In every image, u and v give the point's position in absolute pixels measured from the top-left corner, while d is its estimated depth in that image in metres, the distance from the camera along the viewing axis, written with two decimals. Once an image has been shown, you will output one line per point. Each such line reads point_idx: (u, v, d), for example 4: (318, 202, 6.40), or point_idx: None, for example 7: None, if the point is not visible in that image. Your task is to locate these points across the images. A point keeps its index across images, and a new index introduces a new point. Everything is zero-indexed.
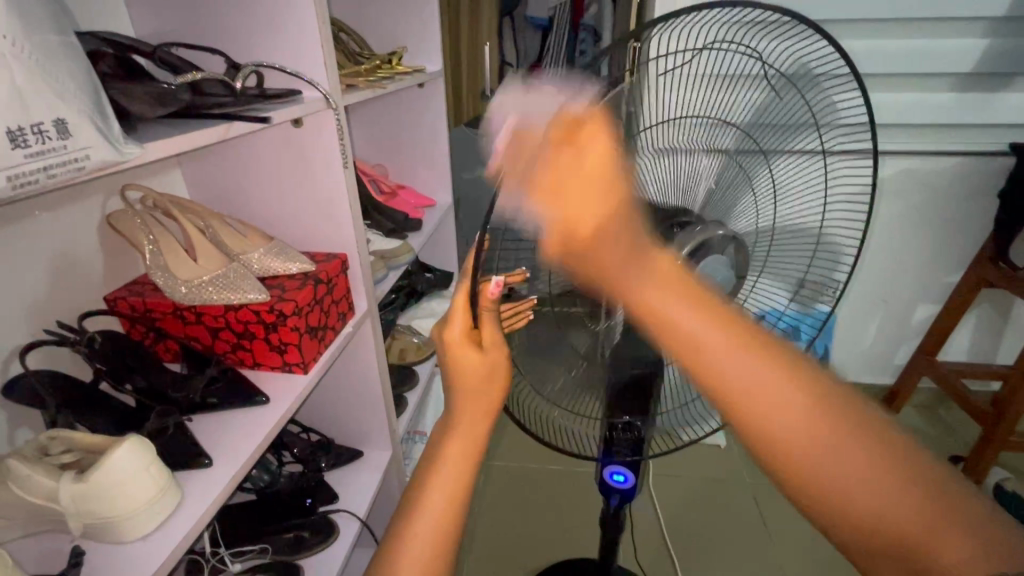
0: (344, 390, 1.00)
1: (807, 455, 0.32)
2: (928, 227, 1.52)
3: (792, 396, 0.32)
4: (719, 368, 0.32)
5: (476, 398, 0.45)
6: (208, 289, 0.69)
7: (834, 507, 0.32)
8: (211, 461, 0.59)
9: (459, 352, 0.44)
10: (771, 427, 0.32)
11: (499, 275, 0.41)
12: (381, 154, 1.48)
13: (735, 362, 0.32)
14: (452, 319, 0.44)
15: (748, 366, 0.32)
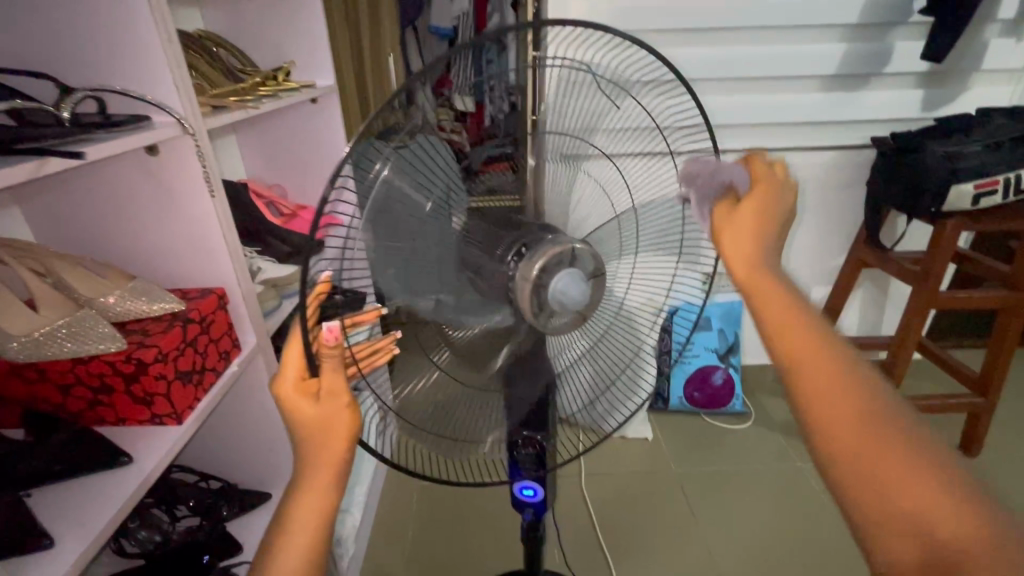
0: (240, 432, 0.93)
1: (860, 438, 0.42)
2: (811, 216, 1.65)
3: (853, 395, 0.43)
4: (803, 356, 0.46)
5: (320, 446, 0.50)
6: (53, 342, 0.61)
7: (870, 474, 0.40)
8: (54, 540, 0.52)
9: (294, 401, 0.49)
10: (829, 403, 0.43)
11: (333, 321, 0.46)
12: (278, 174, 1.40)
13: (821, 355, 0.45)
14: (286, 370, 0.49)
15: (831, 368, 0.45)
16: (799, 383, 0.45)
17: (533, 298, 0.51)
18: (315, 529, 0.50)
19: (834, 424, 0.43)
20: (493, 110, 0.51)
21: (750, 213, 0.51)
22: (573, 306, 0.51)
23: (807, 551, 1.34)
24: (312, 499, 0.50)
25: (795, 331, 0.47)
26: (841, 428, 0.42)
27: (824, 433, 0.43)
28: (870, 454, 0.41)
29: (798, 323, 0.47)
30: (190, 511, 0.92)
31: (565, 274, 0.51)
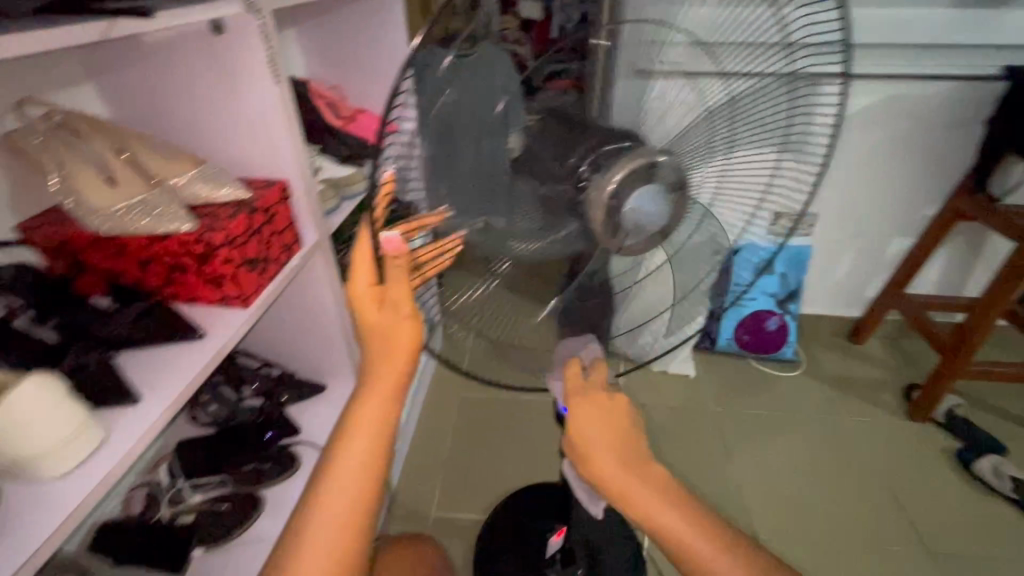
0: (300, 326, 0.97)
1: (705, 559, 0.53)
2: (911, 158, 1.48)
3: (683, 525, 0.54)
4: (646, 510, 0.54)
5: (385, 350, 0.51)
6: (128, 217, 0.63)
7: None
8: (139, 397, 0.57)
9: (365, 303, 0.50)
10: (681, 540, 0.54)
11: (393, 231, 0.44)
12: (339, 74, 1.35)
13: (654, 503, 0.55)
14: (357, 276, 0.49)
15: (663, 509, 0.54)
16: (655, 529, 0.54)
17: (606, 220, 0.47)
18: (382, 421, 0.53)
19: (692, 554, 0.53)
20: (561, 20, 0.52)
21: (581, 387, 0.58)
22: (649, 225, 0.48)
23: (841, 501, 1.34)
24: (380, 393, 0.53)
25: (658, 517, 0.54)
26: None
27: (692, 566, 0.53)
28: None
29: (661, 503, 0.54)
30: (255, 392, 0.99)
31: (642, 191, 0.46)
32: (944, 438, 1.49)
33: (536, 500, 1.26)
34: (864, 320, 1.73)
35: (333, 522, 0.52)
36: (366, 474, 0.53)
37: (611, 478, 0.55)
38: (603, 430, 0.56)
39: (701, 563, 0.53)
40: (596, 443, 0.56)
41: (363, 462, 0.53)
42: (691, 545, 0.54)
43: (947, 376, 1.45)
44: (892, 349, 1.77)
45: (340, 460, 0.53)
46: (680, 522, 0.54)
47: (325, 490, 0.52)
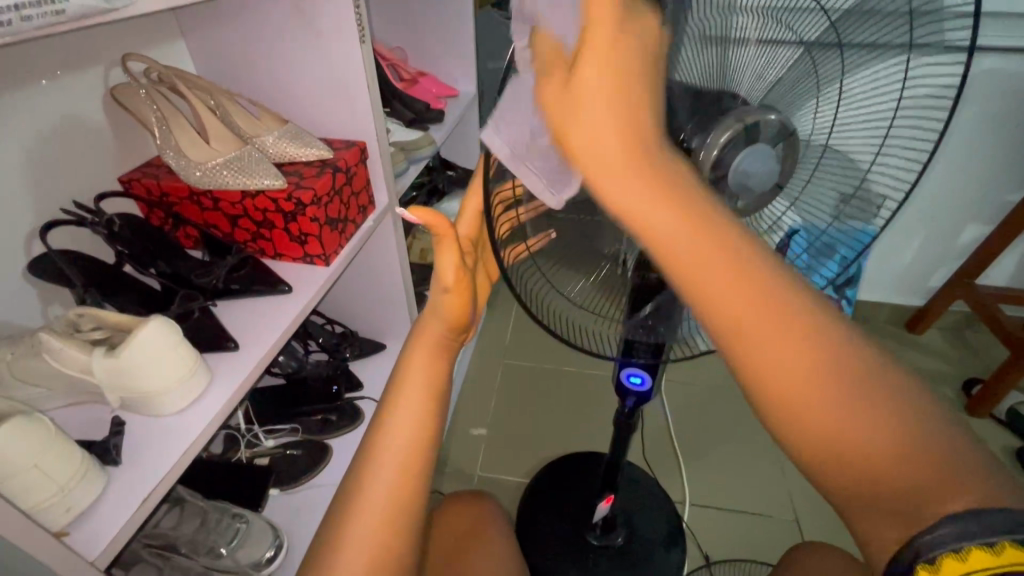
0: (365, 286, 1.00)
1: (767, 352, 0.32)
2: (1000, 139, 1.38)
3: (730, 270, 0.32)
4: (655, 237, 0.33)
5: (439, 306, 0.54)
6: (223, 174, 0.65)
7: (797, 405, 0.31)
8: (237, 345, 0.60)
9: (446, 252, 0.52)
10: (719, 306, 0.32)
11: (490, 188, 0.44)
12: (401, 36, 1.33)
13: (665, 223, 0.33)
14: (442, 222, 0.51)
15: (690, 237, 0.33)
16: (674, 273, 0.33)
17: (709, 184, 0.47)
18: (434, 370, 0.52)
19: (746, 332, 0.32)
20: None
21: (600, 40, 0.34)
22: (757, 186, 0.48)
23: None
24: (431, 345, 0.53)
25: (683, 246, 0.33)
26: (779, 366, 0.31)
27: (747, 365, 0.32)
28: (798, 375, 0.31)
29: (681, 222, 0.33)
30: (320, 347, 1.03)
31: (749, 150, 0.46)
32: (1003, 436, 1.44)
33: (579, 468, 1.28)
34: (925, 309, 1.66)
35: (392, 467, 0.47)
36: (423, 419, 0.49)
37: (583, 154, 0.34)
38: (601, 116, 0.34)
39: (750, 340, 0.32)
40: (580, 127, 0.34)
41: (417, 406, 0.50)
42: (738, 306, 0.32)
43: (1014, 372, 1.39)
44: (953, 340, 1.70)
45: (393, 405, 0.50)
46: (719, 266, 0.32)
47: (381, 435, 0.48)
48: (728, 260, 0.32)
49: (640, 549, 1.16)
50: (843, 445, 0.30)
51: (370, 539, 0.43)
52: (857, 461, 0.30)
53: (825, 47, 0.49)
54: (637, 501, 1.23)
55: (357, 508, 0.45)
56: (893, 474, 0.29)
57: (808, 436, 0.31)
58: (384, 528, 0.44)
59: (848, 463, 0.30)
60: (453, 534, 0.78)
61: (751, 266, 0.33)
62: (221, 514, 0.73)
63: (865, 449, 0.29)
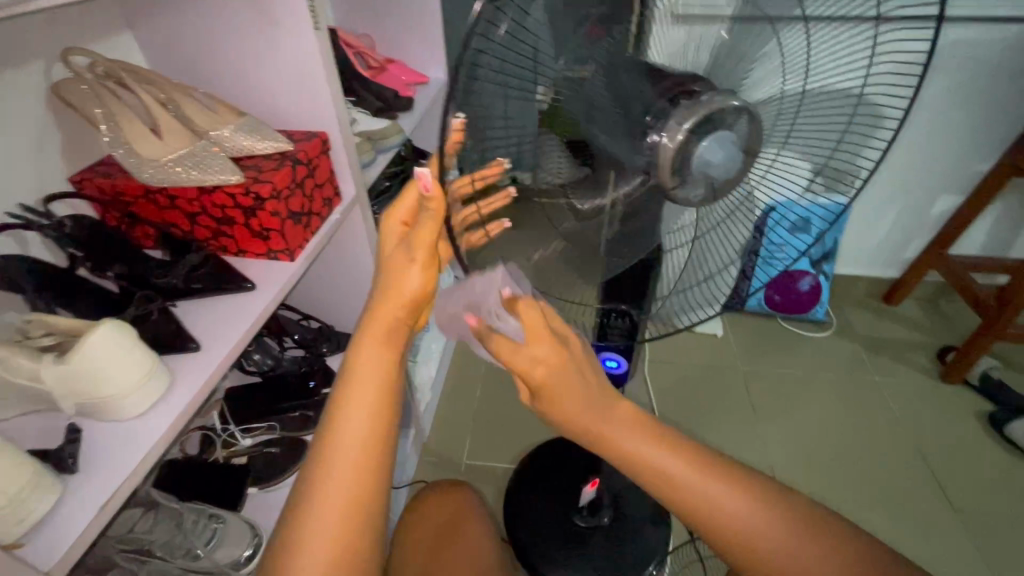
0: (337, 279, 0.98)
1: (731, 524, 0.48)
2: (968, 109, 1.39)
3: (689, 469, 0.49)
4: (635, 460, 0.49)
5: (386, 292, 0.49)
6: (176, 170, 0.64)
7: (760, 553, 0.48)
8: (199, 345, 0.59)
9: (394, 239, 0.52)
10: (696, 496, 0.48)
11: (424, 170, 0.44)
12: (365, 21, 1.30)
13: (639, 445, 0.50)
14: (398, 206, 0.51)
15: (654, 445, 0.50)
16: (652, 479, 0.50)
17: (673, 172, 0.47)
18: (383, 365, 0.49)
19: (716, 514, 0.48)
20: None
21: (543, 334, 0.50)
22: (722, 176, 0.47)
23: (867, 460, 1.34)
24: (378, 336, 0.49)
25: (657, 459, 0.49)
26: (719, 523, 0.48)
27: (717, 531, 0.48)
28: (742, 527, 0.48)
29: (651, 442, 0.50)
30: (296, 343, 1.01)
31: (713, 138, 0.45)
32: (978, 401, 1.47)
33: (565, 452, 1.29)
34: (900, 281, 1.69)
35: (343, 478, 0.45)
36: (376, 414, 0.48)
37: (571, 411, 0.50)
38: (566, 378, 0.50)
39: (710, 517, 0.48)
40: (563, 390, 0.50)
41: (365, 410, 0.47)
42: (701, 490, 0.48)
43: (985, 339, 1.42)
44: (928, 310, 1.73)
45: (340, 411, 0.47)
46: (681, 462, 0.49)
47: (328, 446, 0.46)
48: (689, 464, 0.49)
49: (628, 528, 1.17)
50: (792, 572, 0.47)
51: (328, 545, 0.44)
52: None
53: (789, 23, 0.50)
54: (624, 481, 1.24)
55: (308, 515, 0.44)
56: None
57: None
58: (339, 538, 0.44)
59: None
60: (433, 523, 0.78)
61: (701, 456, 0.50)
62: (198, 514, 0.72)
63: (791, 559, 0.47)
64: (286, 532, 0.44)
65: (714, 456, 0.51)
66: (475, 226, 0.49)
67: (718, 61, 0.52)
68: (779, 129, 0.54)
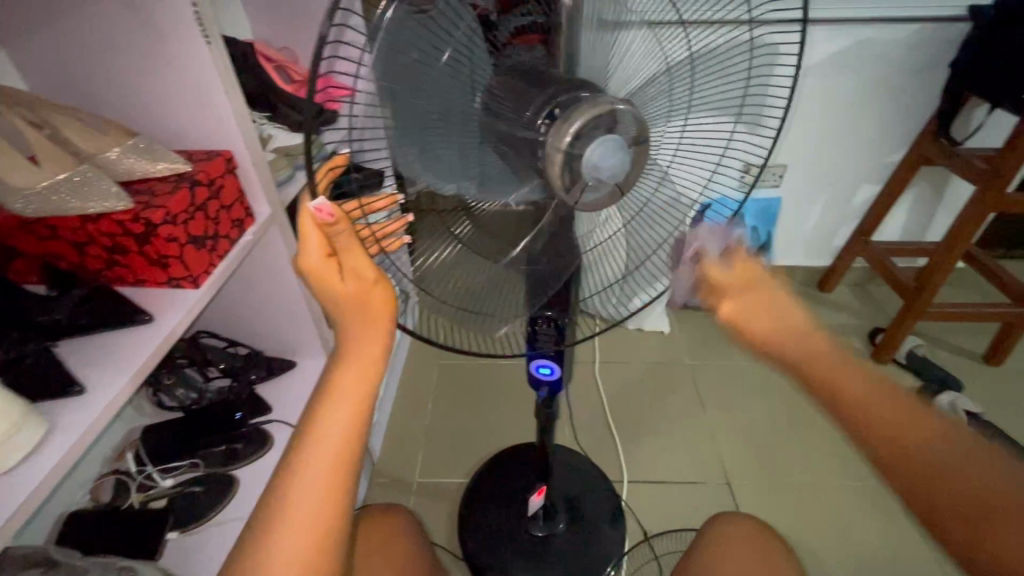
0: (261, 303, 0.92)
1: (884, 430, 0.54)
2: (880, 103, 1.47)
3: (860, 384, 0.56)
4: (814, 367, 0.58)
5: (359, 320, 0.50)
6: (63, 197, 0.58)
7: (910, 458, 0.53)
8: (84, 387, 0.55)
9: (323, 272, 0.49)
10: (856, 400, 0.55)
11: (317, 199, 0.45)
12: (284, 32, 1.16)
13: (815, 359, 0.58)
14: (307, 249, 0.48)
15: (835, 363, 0.58)
16: (824, 386, 0.57)
17: (564, 176, 0.46)
18: (365, 386, 0.50)
19: (871, 421, 0.54)
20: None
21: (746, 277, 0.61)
22: (612, 181, 0.47)
23: (809, 443, 1.39)
24: (362, 360, 0.50)
25: (850, 388, 0.56)
26: (871, 423, 0.54)
27: (867, 433, 0.55)
28: (931, 457, 0.52)
29: (849, 373, 0.56)
30: (221, 372, 0.95)
31: (601, 141, 0.45)
32: (907, 378, 1.55)
33: (518, 462, 1.28)
34: (832, 268, 1.76)
35: (315, 500, 0.46)
36: (349, 437, 0.49)
37: (762, 330, 0.60)
38: (761, 310, 0.61)
39: (895, 440, 0.53)
40: (754, 318, 0.61)
41: (345, 430, 0.49)
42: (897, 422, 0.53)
43: (909, 320, 1.50)
44: (859, 294, 1.82)
45: (318, 433, 0.48)
46: (876, 394, 0.55)
47: (305, 468, 0.47)
48: (883, 394, 0.55)
49: (583, 533, 1.17)
50: (943, 481, 0.52)
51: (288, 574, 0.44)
52: (963, 492, 0.51)
53: (668, 24, 0.51)
54: (578, 485, 1.24)
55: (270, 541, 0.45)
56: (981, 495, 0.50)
57: (915, 481, 0.53)
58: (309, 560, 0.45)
59: (953, 491, 0.51)
60: (368, 552, 0.75)
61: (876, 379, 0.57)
62: (105, 570, 0.67)
63: (974, 493, 0.51)
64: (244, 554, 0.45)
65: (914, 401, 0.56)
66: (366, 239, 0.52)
67: (609, 69, 0.53)
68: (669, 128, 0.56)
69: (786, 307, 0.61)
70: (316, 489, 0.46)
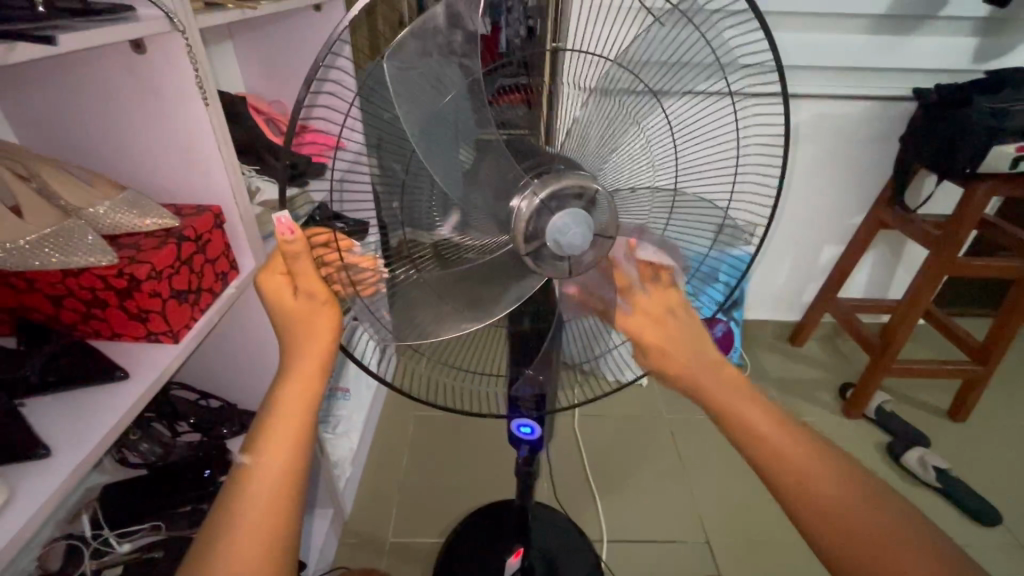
0: (237, 356, 0.89)
1: (773, 458, 0.51)
2: (839, 170, 1.57)
3: (754, 411, 0.54)
4: (707, 386, 0.56)
5: (304, 338, 0.52)
6: (47, 251, 0.58)
7: (800, 486, 0.50)
8: (51, 450, 0.52)
9: (277, 288, 0.52)
10: (744, 421, 0.53)
11: (280, 211, 0.46)
12: (276, 88, 1.20)
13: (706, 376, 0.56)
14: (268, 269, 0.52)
15: (728, 387, 0.56)
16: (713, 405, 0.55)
17: (529, 236, 0.52)
18: (305, 409, 0.51)
19: (758, 441, 0.52)
20: (509, 33, 0.47)
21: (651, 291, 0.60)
22: (570, 251, 0.52)
23: None
24: (303, 375, 0.51)
25: (754, 423, 0.53)
26: (764, 445, 0.52)
27: (758, 457, 0.52)
28: (820, 494, 0.49)
29: (757, 412, 0.54)
30: (191, 427, 0.91)
31: (567, 212, 0.51)
32: (877, 432, 1.58)
33: (495, 520, 1.24)
34: (801, 324, 1.82)
35: (264, 519, 0.46)
36: (297, 458, 0.49)
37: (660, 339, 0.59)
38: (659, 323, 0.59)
39: (803, 486, 0.50)
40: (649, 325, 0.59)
41: (286, 457, 0.49)
42: (802, 462, 0.51)
43: (874, 377, 1.55)
44: (828, 348, 1.88)
45: (256, 459, 0.48)
46: (776, 428, 0.53)
47: (246, 493, 0.47)
48: (787, 434, 0.52)
49: None
50: (823, 508, 0.49)
51: None
52: (839, 521, 0.48)
53: (643, 98, 0.55)
54: (556, 544, 1.20)
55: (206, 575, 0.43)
56: (859, 529, 0.47)
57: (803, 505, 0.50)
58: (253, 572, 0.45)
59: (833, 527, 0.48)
60: None
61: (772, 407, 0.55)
62: None
63: (870, 542, 0.47)
64: None
65: (817, 441, 0.53)
66: (337, 278, 0.53)
67: (591, 144, 0.56)
68: (659, 197, 0.60)
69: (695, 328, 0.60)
70: (257, 508, 0.46)
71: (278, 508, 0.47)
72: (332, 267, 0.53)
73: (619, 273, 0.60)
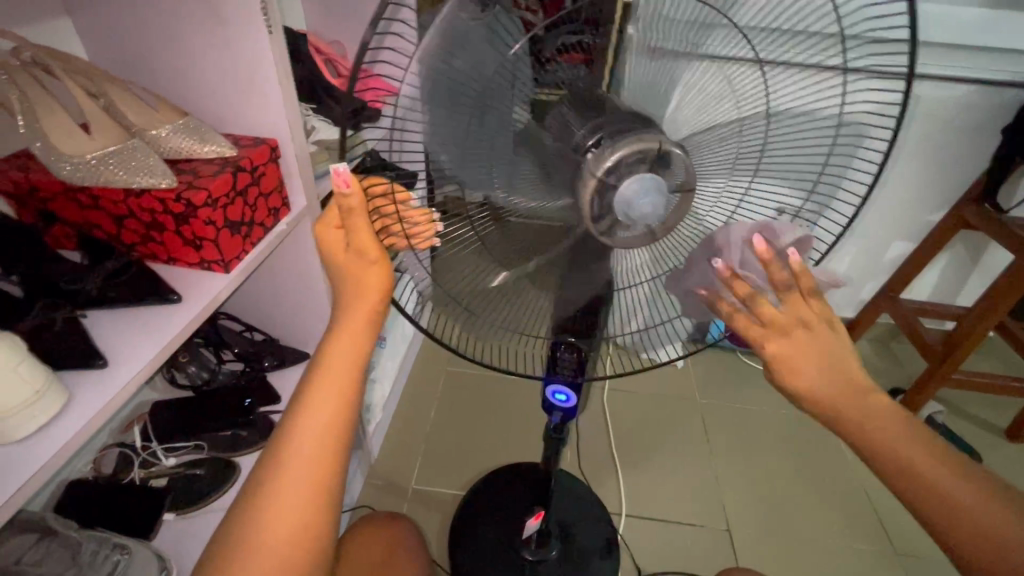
0: (283, 294, 0.91)
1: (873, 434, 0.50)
2: (925, 160, 1.44)
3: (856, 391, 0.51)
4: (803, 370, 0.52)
5: (354, 291, 0.51)
6: (111, 168, 0.59)
7: (895, 462, 0.49)
8: (106, 363, 0.54)
9: (331, 240, 0.51)
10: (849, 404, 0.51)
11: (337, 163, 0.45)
12: (337, 27, 1.17)
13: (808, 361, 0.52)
14: (327, 225, 0.51)
15: (825, 370, 0.52)
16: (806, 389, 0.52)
17: (595, 197, 0.48)
18: (355, 359, 0.51)
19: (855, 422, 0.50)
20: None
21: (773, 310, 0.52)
22: (640, 221, 0.49)
23: (816, 497, 1.35)
24: (353, 326, 0.51)
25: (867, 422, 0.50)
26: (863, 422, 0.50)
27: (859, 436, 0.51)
28: (923, 473, 0.48)
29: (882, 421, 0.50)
30: (235, 356, 0.94)
31: (642, 178, 0.46)
32: None
33: (518, 481, 1.25)
34: (854, 321, 1.72)
35: (312, 467, 0.47)
36: (344, 401, 0.49)
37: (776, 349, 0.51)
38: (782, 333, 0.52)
39: (931, 485, 0.48)
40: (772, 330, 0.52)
41: (334, 401, 0.49)
42: (924, 464, 0.49)
43: (930, 385, 1.45)
44: (881, 350, 1.77)
45: (305, 405, 0.48)
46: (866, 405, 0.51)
47: (295, 438, 0.47)
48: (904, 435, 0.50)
49: (575, 561, 1.14)
50: (923, 482, 0.48)
51: (282, 539, 0.45)
52: (941, 499, 0.48)
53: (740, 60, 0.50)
54: (574, 511, 1.21)
55: (258, 506, 0.45)
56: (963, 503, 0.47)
57: (910, 480, 0.49)
58: (300, 516, 0.46)
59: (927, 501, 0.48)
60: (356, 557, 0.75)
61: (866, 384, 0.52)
62: (99, 545, 0.68)
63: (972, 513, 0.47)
64: (238, 515, 0.46)
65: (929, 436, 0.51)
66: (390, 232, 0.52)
67: (674, 105, 0.52)
68: (739, 169, 0.55)
69: (825, 337, 0.52)
70: (305, 449, 0.47)
71: (323, 451, 0.48)
72: (388, 218, 0.51)
73: (743, 283, 0.53)
